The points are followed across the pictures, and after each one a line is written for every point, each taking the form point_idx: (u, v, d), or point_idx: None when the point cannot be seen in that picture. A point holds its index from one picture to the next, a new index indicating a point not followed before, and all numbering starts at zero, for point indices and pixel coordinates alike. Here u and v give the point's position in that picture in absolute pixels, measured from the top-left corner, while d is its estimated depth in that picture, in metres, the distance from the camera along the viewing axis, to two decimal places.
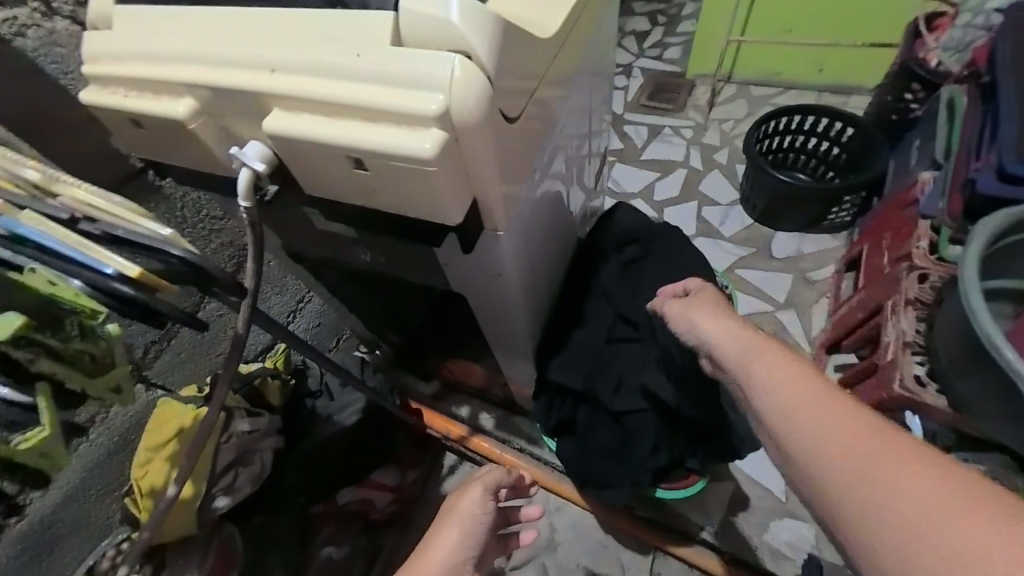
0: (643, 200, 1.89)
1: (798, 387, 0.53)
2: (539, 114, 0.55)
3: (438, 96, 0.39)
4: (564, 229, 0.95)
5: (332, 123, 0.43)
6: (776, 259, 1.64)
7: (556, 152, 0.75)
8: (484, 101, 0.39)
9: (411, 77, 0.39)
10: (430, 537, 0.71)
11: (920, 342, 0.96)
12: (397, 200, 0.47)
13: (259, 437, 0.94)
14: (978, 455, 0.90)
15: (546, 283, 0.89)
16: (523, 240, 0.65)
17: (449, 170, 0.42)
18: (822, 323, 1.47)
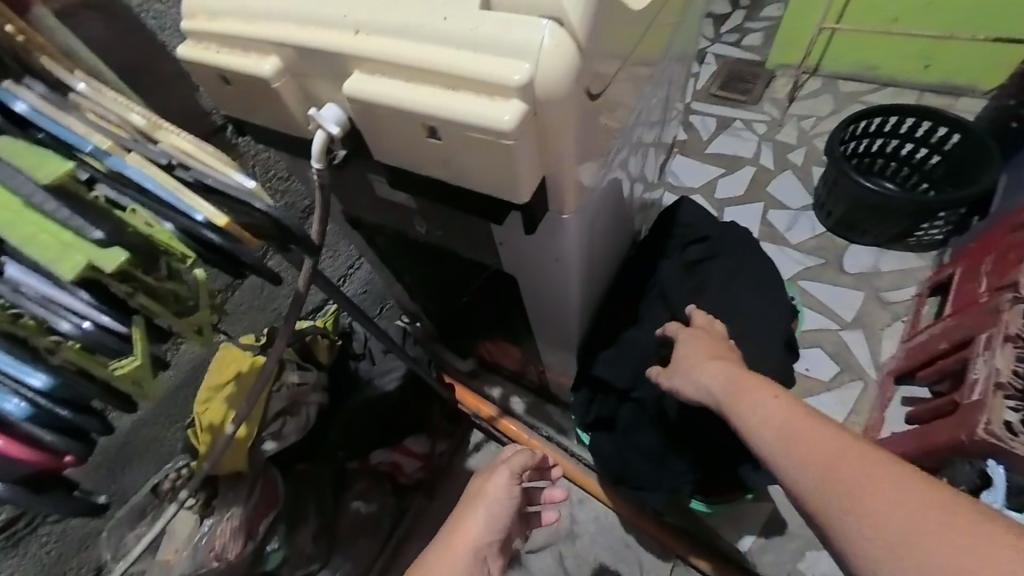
0: (704, 197, 1.78)
1: (772, 423, 0.54)
2: (621, 93, 0.52)
3: (526, 64, 0.37)
4: (622, 219, 0.92)
5: (415, 86, 0.42)
6: (848, 274, 1.50)
7: (627, 138, 0.71)
8: (573, 73, 0.37)
9: (499, 43, 0.37)
10: (458, 516, 0.72)
11: (1018, 385, 0.84)
12: (468, 172, 0.46)
13: (308, 391, 0.99)
14: None
15: (598, 273, 0.86)
16: (586, 226, 0.62)
17: (526, 144, 0.40)
18: (893, 349, 1.35)
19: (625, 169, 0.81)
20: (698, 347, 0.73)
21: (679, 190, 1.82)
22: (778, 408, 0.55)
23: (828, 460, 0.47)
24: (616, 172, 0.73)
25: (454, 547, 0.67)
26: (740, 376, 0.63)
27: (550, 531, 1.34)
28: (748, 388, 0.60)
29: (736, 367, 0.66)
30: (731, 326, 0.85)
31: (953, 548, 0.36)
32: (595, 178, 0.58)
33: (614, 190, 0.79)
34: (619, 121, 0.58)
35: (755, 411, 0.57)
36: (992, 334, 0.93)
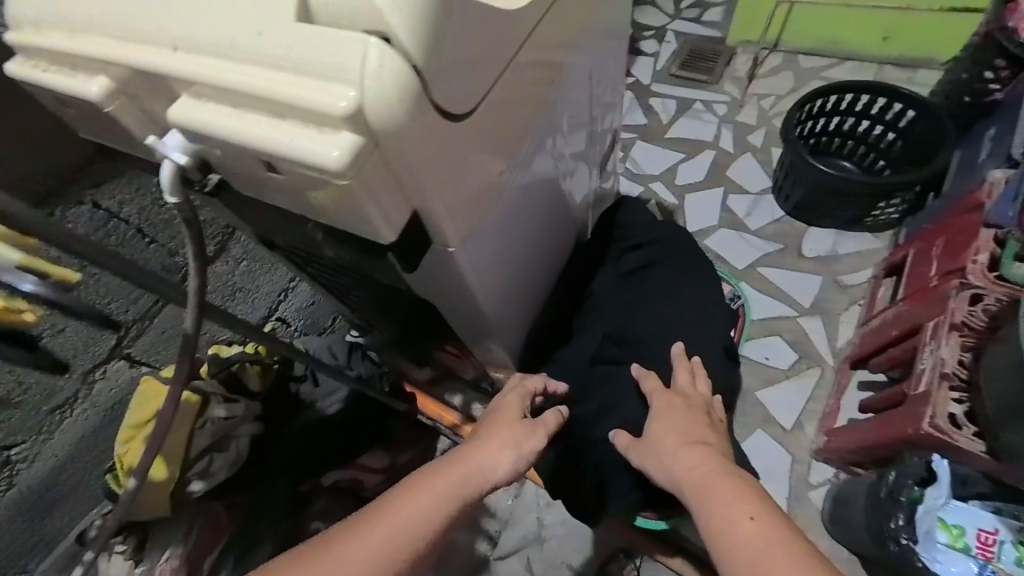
0: (665, 184, 1.74)
1: (743, 545, 0.52)
2: (507, 105, 0.46)
3: (350, 91, 0.30)
4: (559, 226, 0.86)
5: (243, 113, 0.35)
6: (807, 258, 1.49)
7: (547, 144, 0.65)
8: (411, 101, 0.31)
9: (318, 63, 0.31)
10: (482, 445, 0.67)
11: (963, 375, 0.84)
12: (326, 208, 0.40)
13: (237, 423, 0.93)
14: (1017, 508, 0.79)
15: (533, 286, 0.81)
16: (493, 248, 0.57)
17: (370, 183, 0.34)
18: (850, 334, 1.34)
19: (553, 176, 0.75)
20: (676, 426, 0.69)
21: (640, 178, 1.77)
22: (751, 534, 0.52)
23: None
24: (538, 182, 0.67)
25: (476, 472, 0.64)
26: (716, 471, 0.61)
27: (517, 537, 1.32)
28: (726, 494, 0.57)
29: (714, 458, 0.63)
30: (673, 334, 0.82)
31: None
32: (497, 197, 0.52)
33: (542, 199, 0.73)
34: (519, 132, 0.52)
35: (726, 527, 0.54)
36: (937, 323, 0.92)
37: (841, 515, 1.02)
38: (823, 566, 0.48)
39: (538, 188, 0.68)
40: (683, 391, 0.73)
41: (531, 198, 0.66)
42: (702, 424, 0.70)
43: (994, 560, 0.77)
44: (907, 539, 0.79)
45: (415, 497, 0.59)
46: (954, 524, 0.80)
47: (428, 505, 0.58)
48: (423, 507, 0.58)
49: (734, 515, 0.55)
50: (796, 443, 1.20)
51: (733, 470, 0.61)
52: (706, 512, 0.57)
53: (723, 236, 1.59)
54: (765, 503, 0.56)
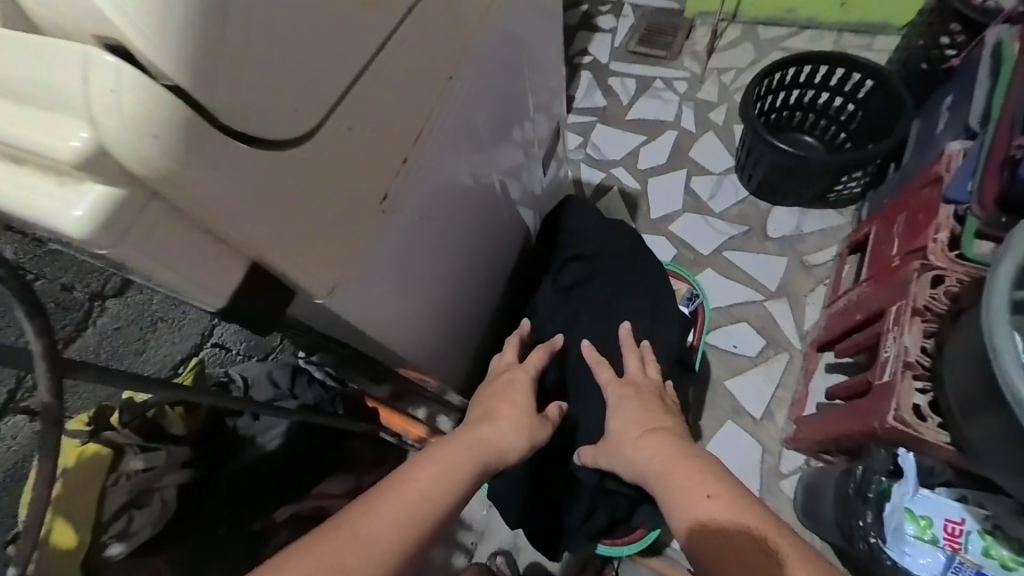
0: (627, 169, 1.67)
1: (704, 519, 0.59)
2: (365, 124, 0.42)
3: (83, 131, 0.27)
4: (485, 236, 0.79)
5: (16, 168, 0.30)
6: (771, 239, 1.45)
7: (452, 159, 0.58)
8: (161, 138, 0.28)
9: (46, 111, 0.28)
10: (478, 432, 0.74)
11: (926, 364, 0.80)
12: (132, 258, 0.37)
13: (159, 475, 0.84)
14: (982, 496, 0.77)
15: (455, 303, 0.75)
16: (385, 280, 0.52)
17: (151, 231, 0.32)
18: (817, 315, 1.32)
19: (472, 188, 0.68)
20: (636, 418, 0.77)
21: (601, 164, 1.69)
22: (704, 504, 0.61)
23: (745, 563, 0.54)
24: (447, 202, 0.61)
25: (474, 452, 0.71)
26: (675, 456, 0.68)
27: (491, 550, 1.28)
28: (682, 474, 0.65)
29: (670, 444, 0.70)
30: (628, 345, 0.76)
31: None
32: (372, 230, 0.47)
33: (459, 215, 0.66)
34: (392, 156, 0.46)
35: (684, 505, 0.62)
36: (899, 308, 0.88)
37: (812, 507, 1.00)
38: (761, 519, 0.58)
39: (448, 207, 0.62)
40: (633, 381, 0.83)
41: (438, 220, 0.60)
42: (660, 413, 0.77)
43: (961, 551, 0.75)
44: (875, 537, 0.77)
45: (422, 471, 0.65)
46: (921, 515, 0.77)
47: (439, 481, 0.65)
48: (428, 483, 0.64)
49: (692, 494, 0.62)
50: (766, 433, 1.18)
51: (686, 450, 0.69)
52: (667, 492, 0.65)
53: (688, 221, 1.53)
54: (717, 476, 0.64)
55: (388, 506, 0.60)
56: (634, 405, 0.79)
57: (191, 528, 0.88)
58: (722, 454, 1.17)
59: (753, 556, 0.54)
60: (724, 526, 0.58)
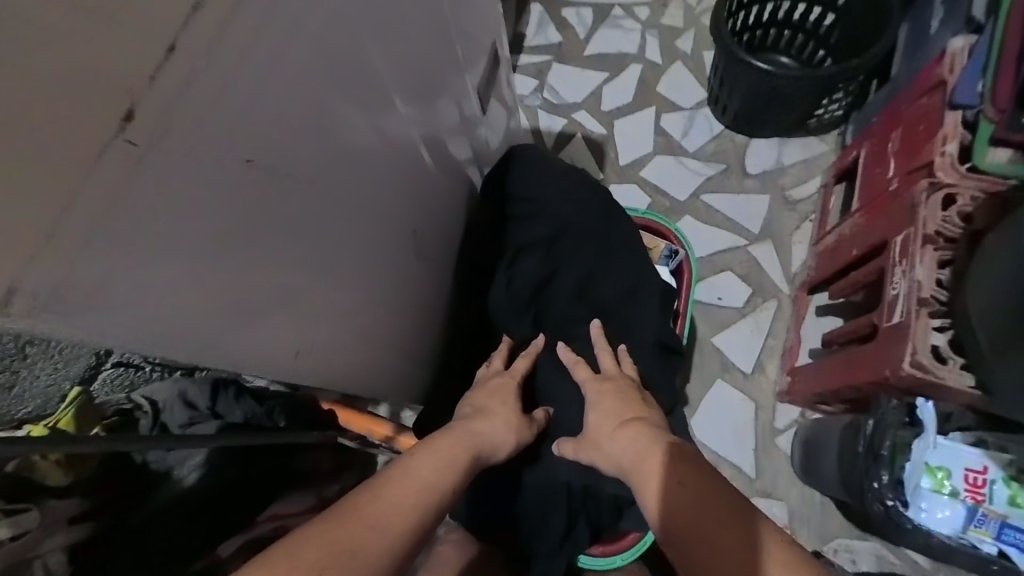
0: (589, 112, 1.48)
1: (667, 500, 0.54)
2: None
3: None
4: (380, 197, 0.62)
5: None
6: (751, 177, 1.31)
7: (283, 76, 0.40)
8: None
9: None
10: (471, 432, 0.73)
11: (941, 298, 0.69)
12: None
13: (36, 539, 0.67)
14: (1003, 438, 0.69)
15: (339, 273, 0.58)
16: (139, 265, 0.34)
17: None
18: (803, 255, 1.21)
19: (344, 128, 0.50)
20: (611, 407, 0.72)
21: (559, 109, 1.49)
22: (670, 485, 0.55)
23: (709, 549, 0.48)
24: (283, 144, 0.43)
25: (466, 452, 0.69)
26: (643, 439, 0.63)
27: None
28: (650, 457, 0.60)
29: (640, 427, 0.65)
30: None
31: None
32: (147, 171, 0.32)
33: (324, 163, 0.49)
34: (142, 87, 0.29)
35: (650, 486, 0.57)
36: (906, 237, 0.76)
37: (812, 463, 0.92)
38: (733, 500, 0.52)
39: (293, 152, 0.44)
40: (610, 375, 0.78)
41: (274, 171, 0.43)
42: (635, 400, 0.72)
43: (984, 502, 0.68)
44: (893, 500, 0.68)
45: (421, 458, 0.63)
46: (938, 466, 0.69)
47: (434, 464, 0.64)
48: (419, 475, 0.60)
49: (657, 474, 0.57)
50: (758, 388, 1.09)
51: (662, 434, 0.63)
52: (642, 480, 0.58)
53: (660, 165, 1.38)
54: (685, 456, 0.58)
55: (388, 500, 0.55)
56: (608, 395, 0.74)
57: None
58: (713, 416, 1.08)
59: (734, 535, 0.48)
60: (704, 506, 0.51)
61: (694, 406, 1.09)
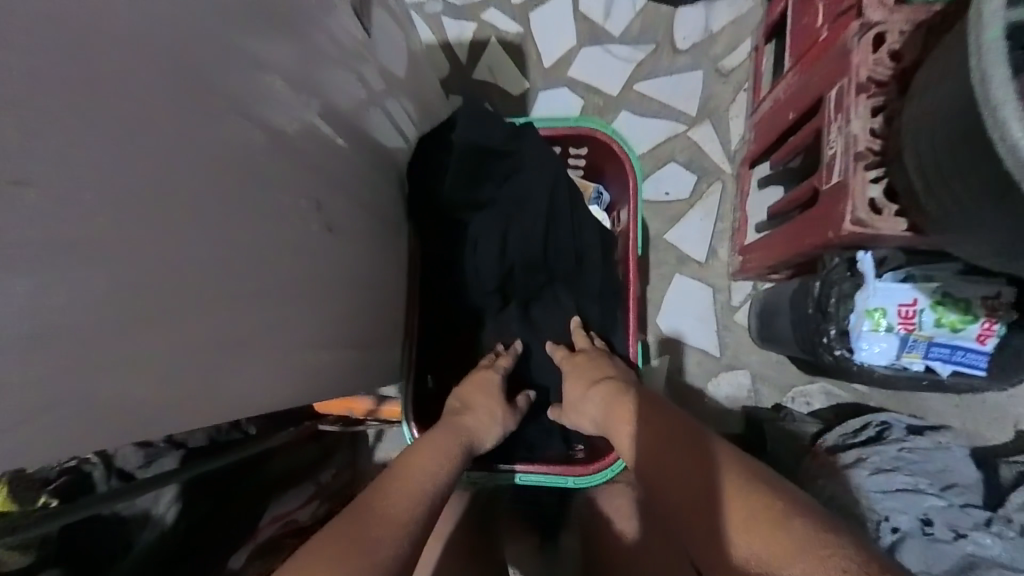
0: (498, 7, 1.28)
1: (642, 451, 0.54)
2: None
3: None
4: None
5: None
6: (682, 51, 1.22)
7: None
8: None
9: None
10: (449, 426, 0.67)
11: (876, 149, 0.68)
12: None
13: None
14: (928, 269, 0.74)
15: (240, 274, 0.48)
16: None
17: None
18: (743, 128, 1.18)
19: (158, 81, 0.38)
20: (587, 369, 0.72)
21: (465, 9, 1.28)
22: (637, 435, 0.56)
23: (683, 490, 0.48)
24: None
25: (442, 439, 0.64)
26: (610, 397, 0.64)
27: None
28: (617, 412, 0.61)
29: (607, 386, 0.67)
30: None
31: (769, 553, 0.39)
32: None
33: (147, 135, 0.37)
34: None
35: (624, 440, 0.58)
36: (841, 90, 0.74)
37: (769, 330, 0.98)
38: (689, 434, 0.52)
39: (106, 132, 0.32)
40: (585, 349, 0.77)
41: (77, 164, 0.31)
42: (601, 361, 0.73)
43: (915, 329, 0.74)
44: (840, 348, 0.75)
45: (419, 464, 0.57)
46: (876, 308, 0.75)
47: (434, 463, 0.59)
48: (419, 482, 0.55)
49: (626, 427, 0.59)
50: (713, 272, 1.12)
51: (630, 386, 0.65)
52: (612, 430, 0.62)
53: (585, 56, 1.25)
54: (647, 401, 0.60)
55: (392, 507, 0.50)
56: (583, 360, 0.75)
57: None
58: (676, 308, 1.12)
59: (698, 465, 0.48)
60: (662, 442, 0.53)
61: (657, 302, 1.12)
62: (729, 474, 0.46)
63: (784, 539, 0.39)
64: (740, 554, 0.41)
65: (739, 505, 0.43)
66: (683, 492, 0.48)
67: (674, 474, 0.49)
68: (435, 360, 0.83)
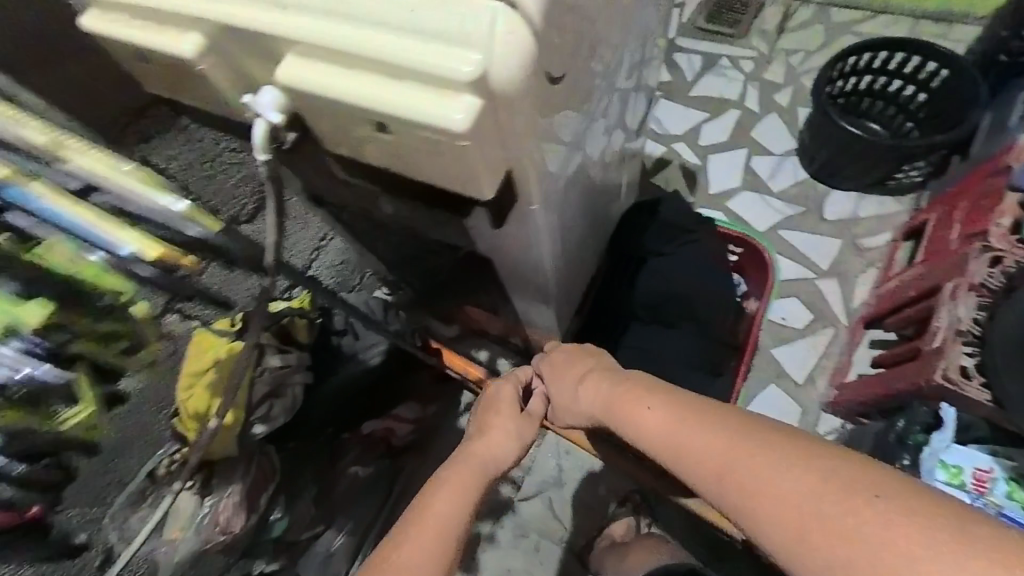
0: (688, 144, 1.72)
1: (665, 432, 0.60)
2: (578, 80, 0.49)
3: (475, 54, 0.33)
4: None
5: (401, 79, 0.36)
6: (827, 221, 1.51)
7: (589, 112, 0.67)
8: (530, 64, 0.34)
9: (444, 31, 0.34)
10: (468, 449, 0.73)
11: (976, 333, 0.90)
12: (444, 175, 0.42)
13: (290, 372, 0.97)
14: (1011, 450, 0.87)
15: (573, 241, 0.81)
16: (558, 215, 0.61)
17: (484, 146, 0.37)
18: (865, 295, 1.39)
19: None
20: (584, 369, 0.76)
21: (663, 138, 1.74)
22: (653, 420, 0.62)
23: (707, 454, 0.55)
24: None
25: (462, 471, 0.69)
26: (611, 390, 0.70)
27: (539, 481, 1.36)
28: (623, 403, 0.66)
29: (606, 382, 0.71)
30: (686, 337, 0.95)
31: (787, 487, 0.49)
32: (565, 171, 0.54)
33: None
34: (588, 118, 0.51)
35: (638, 427, 0.63)
36: (956, 284, 0.97)
37: None
38: (698, 412, 0.59)
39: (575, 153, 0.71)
40: (576, 354, 0.81)
41: None
42: (591, 358, 0.78)
43: (987, 493, 0.85)
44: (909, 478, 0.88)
45: (440, 494, 0.66)
46: (952, 464, 0.87)
47: (457, 499, 0.66)
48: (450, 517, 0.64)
49: (638, 414, 0.64)
50: (805, 397, 1.28)
51: (624, 380, 0.70)
52: (624, 423, 0.65)
53: (745, 198, 1.60)
54: (645, 387, 0.66)
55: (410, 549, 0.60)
56: (577, 357, 0.79)
57: (300, 427, 1.02)
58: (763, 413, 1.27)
59: (713, 433, 0.56)
60: (680, 444, 0.58)
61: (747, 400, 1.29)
62: (740, 432, 0.54)
63: (806, 498, 0.47)
64: (766, 522, 0.49)
65: (755, 456, 0.52)
66: (699, 467, 0.55)
67: (696, 449, 0.56)
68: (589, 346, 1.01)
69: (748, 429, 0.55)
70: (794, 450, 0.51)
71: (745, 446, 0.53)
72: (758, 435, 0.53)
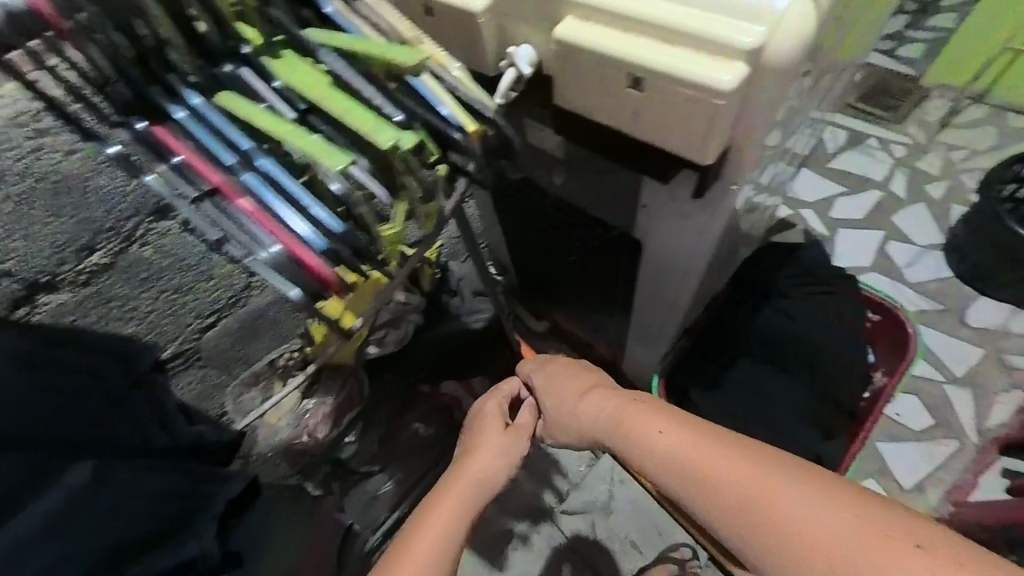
0: (818, 212, 1.65)
1: (664, 448, 0.57)
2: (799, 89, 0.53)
3: (757, 33, 0.42)
4: None
5: (676, 44, 0.44)
6: (968, 326, 1.37)
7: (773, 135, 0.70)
8: (795, 49, 0.43)
9: (729, 12, 0.43)
10: (455, 472, 0.71)
11: None
12: (670, 134, 0.50)
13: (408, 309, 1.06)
14: None
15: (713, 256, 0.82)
16: (728, 215, 0.64)
17: (731, 109, 0.45)
18: (1004, 417, 1.22)
19: None
20: (570, 391, 0.76)
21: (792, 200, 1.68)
22: (652, 434, 0.59)
23: (706, 470, 0.51)
24: None
25: (449, 496, 0.67)
26: (613, 405, 0.68)
27: (585, 500, 1.32)
28: (623, 416, 0.64)
29: (605, 399, 0.70)
30: (799, 389, 0.91)
31: (792, 508, 0.45)
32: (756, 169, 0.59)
33: None
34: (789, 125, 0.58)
35: (637, 441, 0.60)
36: None
37: None
38: (697, 428, 0.56)
39: None
40: (570, 367, 0.80)
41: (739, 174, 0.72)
42: (586, 376, 0.77)
43: None
44: None
45: (428, 523, 0.63)
46: None
47: (445, 527, 0.63)
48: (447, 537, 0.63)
49: (639, 431, 0.60)
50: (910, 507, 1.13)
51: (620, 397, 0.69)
52: (622, 437, 0.63)
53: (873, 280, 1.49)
54: (645, 405, 0.64)
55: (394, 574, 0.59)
56: (564, 376, 0.79)
57: (402, 360, 1.13)
58: None
59: (713, 449, 0.53)
60: (676, 460, 0.55)
61: None
62: (745, 451, 0.51)
63: (812, 522, 0.44)
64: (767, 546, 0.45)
65: (756, 471, 0.48)
66: (693, 486, 0.52)
67: (693, 465, 0.53)
68: (696, 373, 0.95)
69: (730, 442, 0.53)
70: (785, 465, 0.49)
71: (746, 463, 0.50)
72: (761, 456, 0.50)
